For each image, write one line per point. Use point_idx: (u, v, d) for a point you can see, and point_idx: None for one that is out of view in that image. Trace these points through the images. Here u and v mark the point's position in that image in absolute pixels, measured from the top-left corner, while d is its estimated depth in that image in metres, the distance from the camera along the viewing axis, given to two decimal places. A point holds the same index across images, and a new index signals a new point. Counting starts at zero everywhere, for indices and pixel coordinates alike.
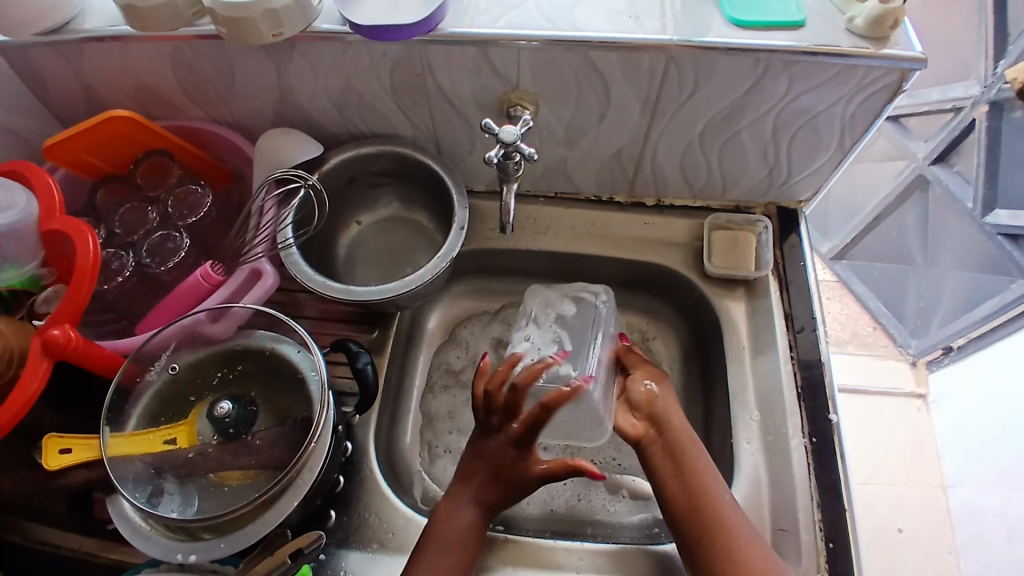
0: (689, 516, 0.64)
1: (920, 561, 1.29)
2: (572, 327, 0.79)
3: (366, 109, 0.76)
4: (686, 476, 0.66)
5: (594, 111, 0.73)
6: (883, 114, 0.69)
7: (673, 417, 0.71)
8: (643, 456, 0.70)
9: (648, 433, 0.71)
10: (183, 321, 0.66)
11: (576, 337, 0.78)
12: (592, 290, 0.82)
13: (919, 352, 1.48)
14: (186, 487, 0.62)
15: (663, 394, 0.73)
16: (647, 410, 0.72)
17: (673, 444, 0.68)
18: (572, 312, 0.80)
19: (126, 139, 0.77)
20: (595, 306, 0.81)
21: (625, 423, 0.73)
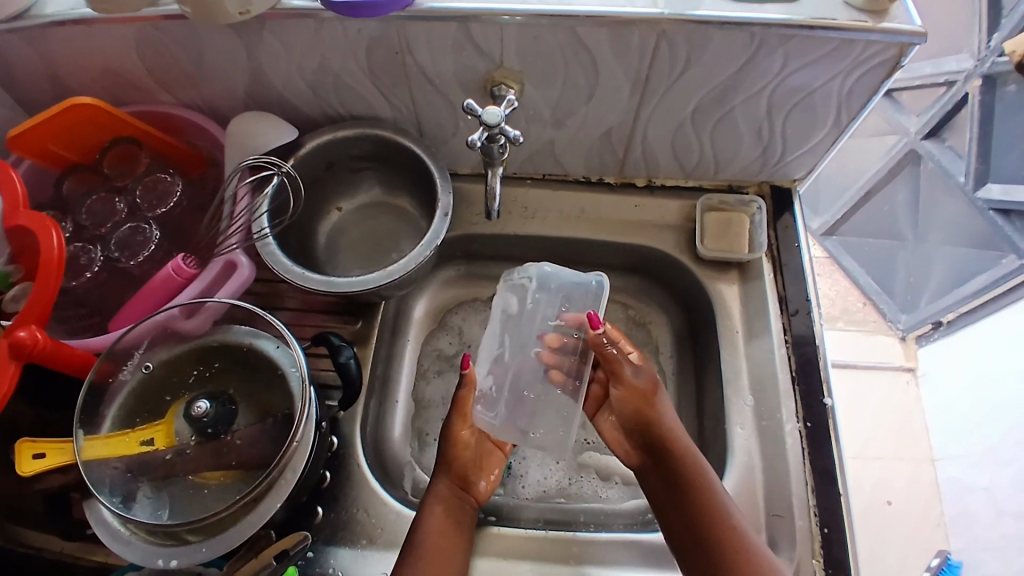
0: (695, 547, 0.59)
1: (908, 534, 1.31)
2: (516, 326, 0.73)
3: (344, 90, 0.73)
4: (687, 506, 0.61)
5: (583, 91, 0.70)
6: (880, 91, 0.67)
7: (673, 438, 0.63)
8: (646, 481, 0.65)
9: (645, 460, 0.65)
10: (156, 317, 0.63)
11: (518, 341, 0.72)
12: (523, 270, 0.74)
13: (908, 328, 1.49)
14: (164, 490, 0.60)
15: (658, 411, 0.64)
16: (641, 431, 0.65)
17: (671, 471, 0.62)
18: (515, 306, 0.74)
19: (91, 125, 0.73)
20: (532, 289, 0.74)
21: (621, 444, 0.68)
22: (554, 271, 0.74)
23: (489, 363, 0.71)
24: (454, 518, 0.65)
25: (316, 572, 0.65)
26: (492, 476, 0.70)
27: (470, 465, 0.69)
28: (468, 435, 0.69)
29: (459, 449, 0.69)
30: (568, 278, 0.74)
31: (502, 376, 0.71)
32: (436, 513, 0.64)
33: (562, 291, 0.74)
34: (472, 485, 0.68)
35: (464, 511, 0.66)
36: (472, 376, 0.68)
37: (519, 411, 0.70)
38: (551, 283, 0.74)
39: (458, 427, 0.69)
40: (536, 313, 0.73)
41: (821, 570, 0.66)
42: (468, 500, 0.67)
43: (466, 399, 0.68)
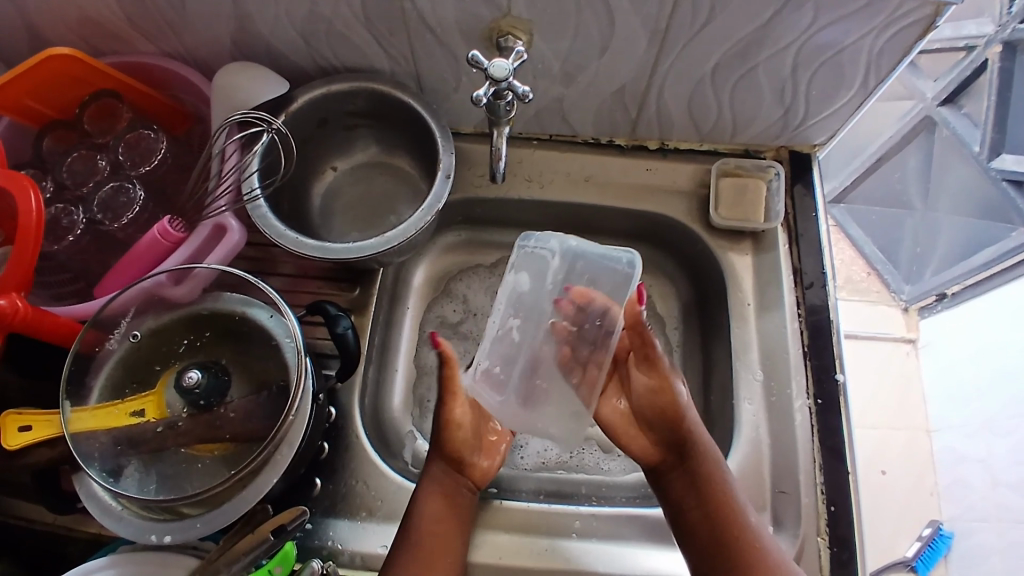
0: (713, 548, 0.58)
1: (897, 511, 1.25)
2: (527, 301, 0.66)
3: (338, 39, 0.67)
4: (709, 509, 0.59)
5: (595, 43, 0.65)
6: (913, 51, 0.62)
7: (698, 438, 0.61)
8: (661, 476, 0.63)
9: (666, 457, 0.62)
10: (144, 283, 0.60)
11: (530, 317, 0.66)
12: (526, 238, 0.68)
13: (912, 299, 1.39)
14: (152, 464, 0.57)
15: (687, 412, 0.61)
16: (665, 428, 0.62)
17: (697, 472, 0.60)
18: (527, 282, 0.67)
19: (67, 78, 0.67)
20: (545, 258, 0.67)
21: (640, 438, 0.64)
22: (578, 246, 0.67)
23: (497, 340, 0.65)
24: (450, 500, 0.64)
25: (315, 544, 0.64)
26: (494, 453, 0.69)
27: (467, 445, 0.66)
28: (460, 415, 0.65)
29: (451, 431, 0.65)
30: (587, 242, 0.68)
31: (512, 351, 0.65)
32: (431, 501, 0.62)
33: (585, 270, 0.66)
34: (468, 465, 0.66)
35: (461, 492, 0.65)
36: (446, 353, 0.63)
37: (524, 385, 0.64)
38: (576, 258, 0.67)
39: (450, 408, 0.65)
40: (552, 287, 0.66)
41: (826, 548, 0.66)
42: (464, 480, 0.65)
43: (451, 379, 0.64)
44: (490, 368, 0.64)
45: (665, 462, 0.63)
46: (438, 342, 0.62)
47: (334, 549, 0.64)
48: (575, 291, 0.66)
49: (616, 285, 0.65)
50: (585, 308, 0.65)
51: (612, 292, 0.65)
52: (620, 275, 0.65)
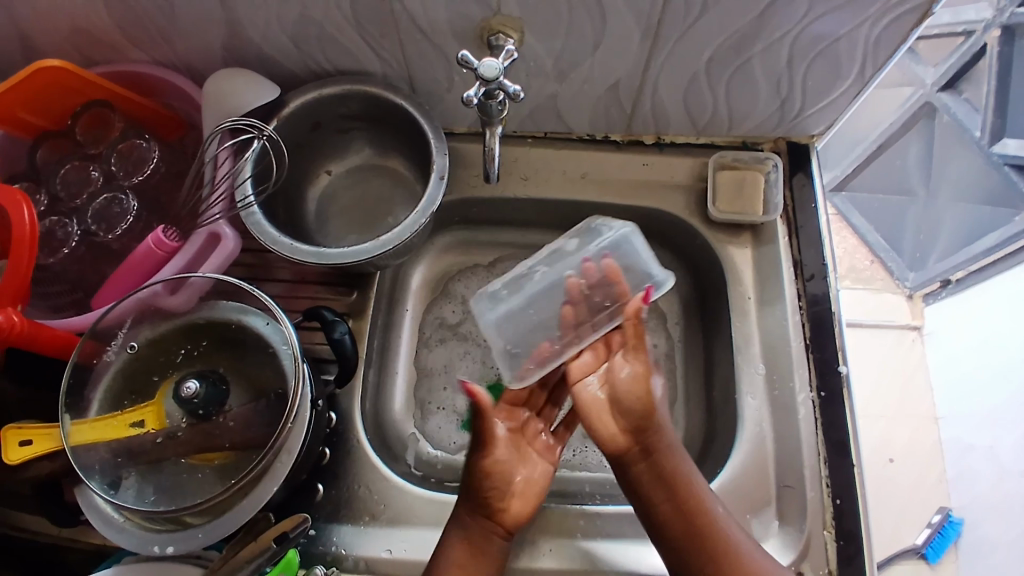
0: (684, 540, 0.59)
1: (905, 503, 1.21)
2: (561, 257, 0.70)
3: (329, 43, 0.67)
4: (677, 502, 0.60)
5: (588, 39, 0.64)
6: (910, 39, 0.61)
7: (667, 431, 0.62)
8: (626, 465, 0.62)
9: (635, 448, 0.62)
10: (139, 294, 0.60)
11: (558, 273, 0.69)
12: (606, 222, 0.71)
13: (916, 286, 1.36)
14: (153, 475, 0.57)
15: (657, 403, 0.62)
16: (637, 418, 0.62)
17: (666, 465, 0.61)
18: (572, 246, 0.71)
19: (57, 90, 0.67)
20: (599, 234, 0.70)
21: (609, 426, 0.63)
22: (616, 236, 0.69)
23: (520, 292, 0.69)
24: (475, 550, 0.60)
25: (319, 549, 0.64)
26: (530, 497, 0.63)
27: (503, 492, 0.62)
28: (499, 460, 0.64)
29: (481, 478, 0.63)
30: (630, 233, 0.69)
31: (533, 301, 0.69)
32: (453, 548, 0.60)
33: (610, 253, 0.69)
34: (501, 513, 0.62)
35: (488, 541, 0.61)
36: (481, 401, 0.63)
37: (544, 335, 0.69)
38: (615, 244, 0.69)
39: (485, 456, 0.63)
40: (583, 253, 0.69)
41: (832, 542, 0.65)
42: (495, 528, 0.61)
43: (483, 427, 0.64)
44: (512, 309, 0.69)
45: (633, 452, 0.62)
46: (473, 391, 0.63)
47: (338, 554, 0.64)
48: (610, 266, 0.68)
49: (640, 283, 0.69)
50: (608, 284, 0.68)
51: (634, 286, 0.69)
52: (650, 275, 0.69)
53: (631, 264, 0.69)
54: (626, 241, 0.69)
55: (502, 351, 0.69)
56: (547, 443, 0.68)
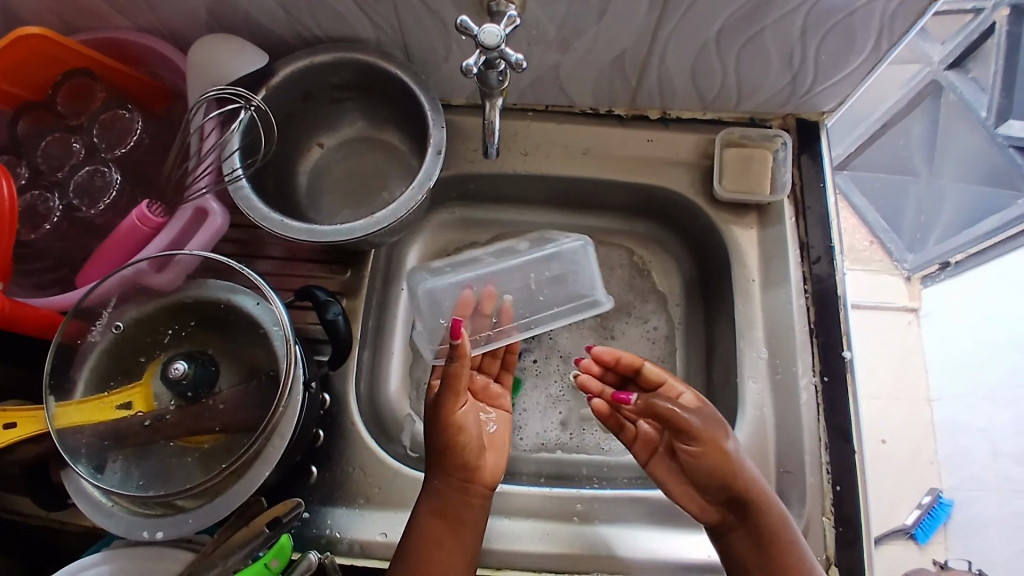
0: None
1: (893, 486, 1.17)
2: (510, 255, 0.78)
3: (320, 7, 0.63)
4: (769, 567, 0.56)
5: (594, 7, 0.61)
6: (929, 13, 0.59)
7: (760, 498, 0.57)
8: (723, 536, 0.59)
9: (727, 516, 0.59)
10: (124, 272, 0.58)
11: (506, 271, 0.76)
12: (563, 235, 0.78)
13: (915, 267, 1.28)
14: (141, 459, 0.56)
15: (729, 478, 0.57)
16: (720, 489, 0.58)
17: (760, 535, 0.57)
18: (524, 245, 0.79)
19: (37, 58, 0.63)
20: (554, 241, 0.78)
21: (693, 496, 0.60)
22: (553, 251, 0.77)
23: (468, 273, 0.76)
24: (453, 518, 0.59)
25: (313, 532, 0.63)
26: (500, 451, 0.64)
27: (471, 448, 0.61)
28: (461, 414, 0.61)
29: (452, 433, 0.60)
30: (568, 249, 0.76)
31: (478, 284, 0.75)
32: (428, 519, 0.59)
33: (566, 262, 0.76)
34: (475, 469, 0.61)
35: (468, 505, 0.60)
36: (466, 346, 0.59)
37: (485, 321, 0.72)
38: (551, 260, 0.76)
39: (452, 405, 0.60)
40: (526, 262, 0.77)
41: (830, 527, 0.65)
42: (474, 490, 0.61)
43: (458, 375, 0.60)
44: (456, 283, 0.75)
45: (728, 524, 0.59)
46: (461, 333, 0.59)
47: (332, 537, 0.63)
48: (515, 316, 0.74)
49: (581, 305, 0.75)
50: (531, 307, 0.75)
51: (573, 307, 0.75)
52: (592, 291, 0.76)
53: (579, 274, 0.76)
54: (583, 252, 0.76)
55: (438, 322, 0.73)
56: (494, 392, 0.70)
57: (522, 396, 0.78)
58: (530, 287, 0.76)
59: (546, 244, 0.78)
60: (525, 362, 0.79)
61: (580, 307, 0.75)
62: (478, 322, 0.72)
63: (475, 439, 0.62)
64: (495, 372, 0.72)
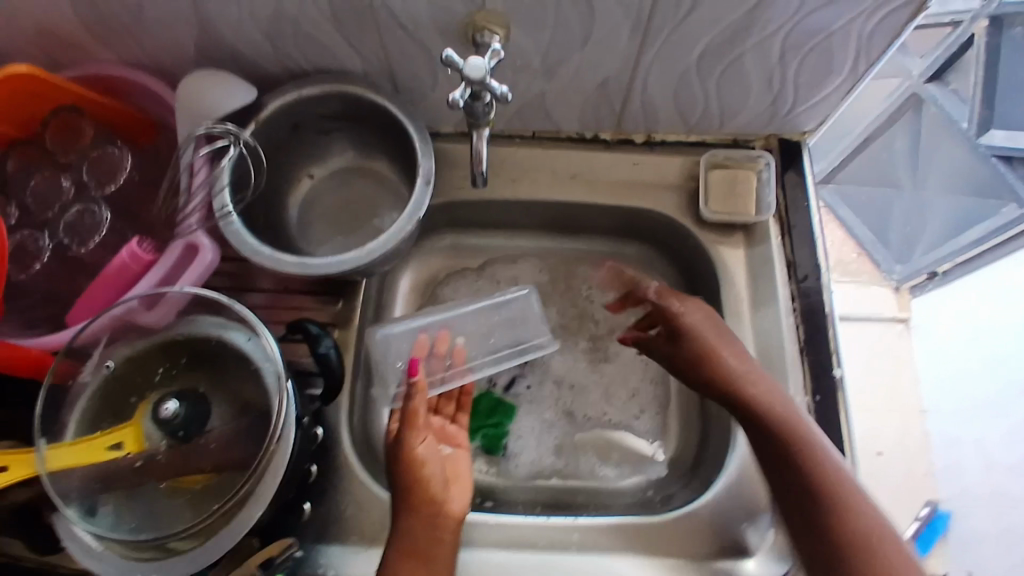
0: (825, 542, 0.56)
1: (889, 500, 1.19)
2: (460, 303, 0.80)
3: (306, 40, 0.64)
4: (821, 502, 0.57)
5: (576, 35, 0.62)
6: (903, 33, 0.60)
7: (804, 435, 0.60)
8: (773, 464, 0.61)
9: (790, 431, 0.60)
10: (114, 312, 0.57)
11: (459, 318, 0.78)
12: (515, 286, 0.81)
13: (904, 278, 1.32)
14: (131, 502, 0.55)
15: (820, 442, 0.60)
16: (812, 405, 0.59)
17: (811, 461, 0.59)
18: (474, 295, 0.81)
19: (25, 96, 0.64)
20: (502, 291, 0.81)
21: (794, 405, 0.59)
22: (501, 298, 0.79)
23: (422, 318, 0.77)
24: (425, 559, 0.57)
25: (307, 574, 0.62)
26: (463, 484, 0.64)
27: (434, 481, 0.61)
28: (421, 451, 0.62)
29: (415, 471, 0.61)
30: (517, 296, 0.79)
31: (433, 328, 0.77)
32: (397, 559, 0.57)
33: (514, 308, 0.79)
34: (442, 504, 0.60)
35: (439, 541, 0.58)
36: (423, 383, 0.65)
37: (439, 363, 0.74)
38: (501, 306, 0.79)
39: (412, 442, 0.62)
40: (475, 308, 0.79)
41: None
42: (444, 524, 0.59)
43: (415, 412, 0.63)
44: (412, 328, 0.76)
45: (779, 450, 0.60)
46: (418, 372, 0.66)
47: None
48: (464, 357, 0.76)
49: (531, 345, 0.78)
50: (480, 353, 0.77)
51: (524, 349, 0.78)
52: (538, 334, 0.79)
53: (528, 320, 0.79)
54: (526, 301, 0.79)
55: (397, 368, 0.73)
56: (452, 432, 0.69)
57: (517, 421, 0.78)
58: (483, 331, 0.78)
59: (494, 293, 0.80)
60: (519, 388, 0.79)
61: (534, 347, 0.78)
62: (434, 364, 0.74)
63: (439, 467, 0.62)
64: (450, 413, 0.72)
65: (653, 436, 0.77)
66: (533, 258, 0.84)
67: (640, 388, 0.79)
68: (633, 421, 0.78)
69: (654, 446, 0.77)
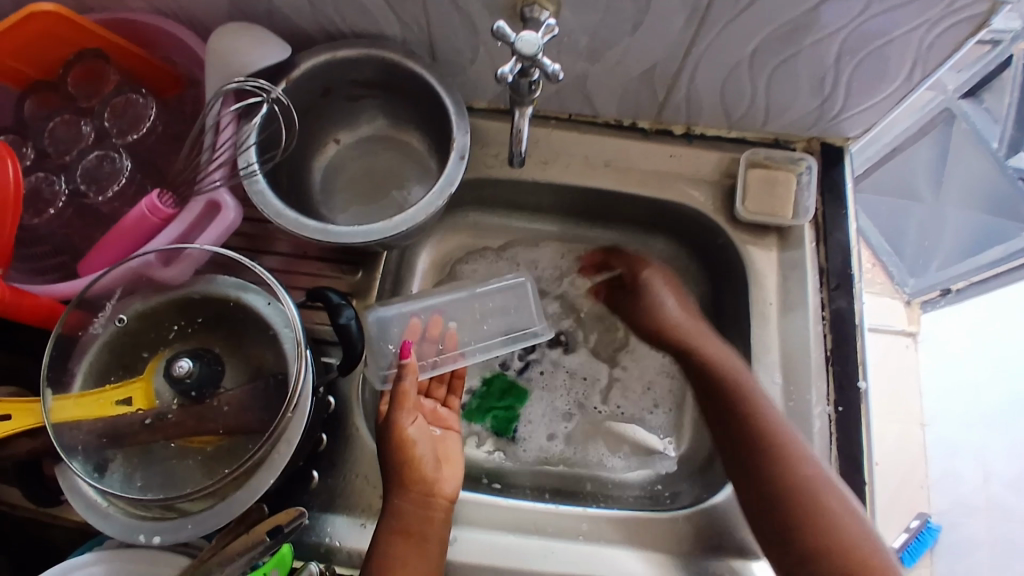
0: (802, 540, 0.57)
1: (883, 506, 1.17)
2: (452, 288, 0.77)
3: (346, 1, 0.61)
4: (796, 507, 0.59)
5: (629, 18, 0.59)
6: (966, 46, 0.58)
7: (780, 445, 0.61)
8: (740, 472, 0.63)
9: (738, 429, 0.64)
10: (130, 263, 0.55)
11: (451, 304, 0.75)
12: (510, 277, 0.78)
13: (916, 291, 1.26)
14: (139, 461, 0.54)
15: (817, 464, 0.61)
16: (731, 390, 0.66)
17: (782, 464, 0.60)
18: (467, 282, 0.78)
19: (49, 37, 0.61)
20: (495, 280, 0.78)
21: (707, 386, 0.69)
22: (494, 285, 0.77)
23: (415, 301, 0.74)
24: (417, 537, 0.57)
25: (312, 540, 0.61)
26: (454, 466, 0.63)
27: (426, 461, 0.60)
28: (411, 433, 0.61)
29: (407, 451, 0.60)
30: (510, 285, 0.77)
31: (427, 311, 0.74)
32: (389, 539, 0.57)
33: (507, 295, 0.77)
34: (434, 484, 0.60)
35: (431, 521, 0.58)
36: (414, 365, 0.63)
37: (431, 347, 0.72)
38: (493, 292, 0.76)
39: (402, 421, 0.61)
40: (468, 294, 0.76)
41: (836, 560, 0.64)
42: (436, 504, 0.59)
43: (406, 391, 0.62)
44: (404, 311, 0.72)
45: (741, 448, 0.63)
46: (410, 354, 0.64)
47: (331, 546, 0.61)
48: (454, 343, 0.73)
49: (522, 329, 0.75)
50: (469, 340, 0.74)
51: (515, 337, 0.75)
52: (532, 322, 0.76)
53: (522, 309, 0.76)
54: (522, 290, 0.77)
55: (388, 349, 0.70)
56: (443, 416, 0.68)
57: (528, 406, 0.77)
58: (475, 316, 0.75)
59: (487, 280, 0.78)
60: (532, 373, 0.78)
61: (520, 338, 0.75)
62: (426, 347, 0.72)
63: (428, 448, 0.62)
64: (441, 397, 0.70)
65: (664, 432, 0.76)
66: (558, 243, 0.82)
67: (656, 382, 0.78)
68: (645, 415, 0.77)
69: (665, 442, 0.76)
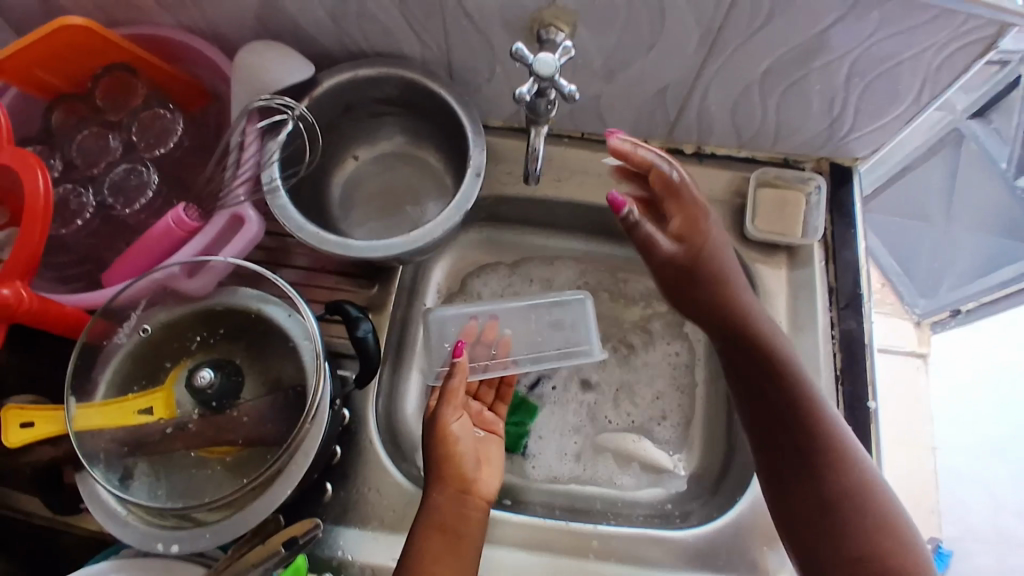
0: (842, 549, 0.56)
1: None
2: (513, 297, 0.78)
3: (368, 21, 0.63)
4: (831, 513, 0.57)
5: (643, 40, 0.61)
6: (973, 68, 0.59)
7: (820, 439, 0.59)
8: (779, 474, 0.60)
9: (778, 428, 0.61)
10: (154, 275, 0.57)
11: (511, 312, 0.76)
12: (570, 290, 0.78)
13: (926, 312, 1.27)
14: (160, 469, 0.55)
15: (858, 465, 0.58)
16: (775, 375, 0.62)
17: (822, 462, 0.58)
18: (531, 294, 0.80)
19: (80, 50, 0.63)
20: (557, 294, 0.78)
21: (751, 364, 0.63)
22: (554, 298, 0.77)
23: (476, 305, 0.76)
24: (453, 534, 0.57)
25: (324, 554, 0.61)
26: (494, 467, 0.63)
27: (466, 458, 0.60)
28: (456, 429, 0.61)
29: (449, 447, 0.60)
30: (570, 301, 0.77)
31: (483, 315, 0.75)
32: (428, 536, 0.56)
33: (563, 312, 0.77)
34: (473, 483, 0.60)
35: (467, 519, 0.58)
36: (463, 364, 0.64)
37: (484, 351, 0.73)
38: (552, 305, 0.77)
39: (448, 417, 0.61)
40: (527, 305, 0.77)
41: None
42: (473, 502, 0.59)
43: (455, 390, 0.62)
44: (463, 313, 0.75)
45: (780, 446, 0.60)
46: (462, 353, 0.65)
47: (344, 559, 0.61)
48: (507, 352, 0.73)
49: (572, 348, 0.75)
50: (523, 351, 0.74)
51: (564, 353, 0.75)
52: (587, 341, 0.76)
53: (578, 326, 0.76)
54: (580, 307, 0.77)
55: (441, 347, 0.73)
56: (489, 420, 0.68)
57: (540, 421, 0.77)
58: (531, 327, 0.76)
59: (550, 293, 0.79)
60: (544, 389, 0.78)
61: (572, 355, 0.75)
62: (478, 350, 0.73)
63: (470, 446, 0.62)
64: (488, 402, 0.71)
65: (674, 448, 0.76)
66: (570, 259, 0.83)
67: (665, 393, 0.78)
68: (654, 427, 0.77)
69: (676, 460, 0.75)
